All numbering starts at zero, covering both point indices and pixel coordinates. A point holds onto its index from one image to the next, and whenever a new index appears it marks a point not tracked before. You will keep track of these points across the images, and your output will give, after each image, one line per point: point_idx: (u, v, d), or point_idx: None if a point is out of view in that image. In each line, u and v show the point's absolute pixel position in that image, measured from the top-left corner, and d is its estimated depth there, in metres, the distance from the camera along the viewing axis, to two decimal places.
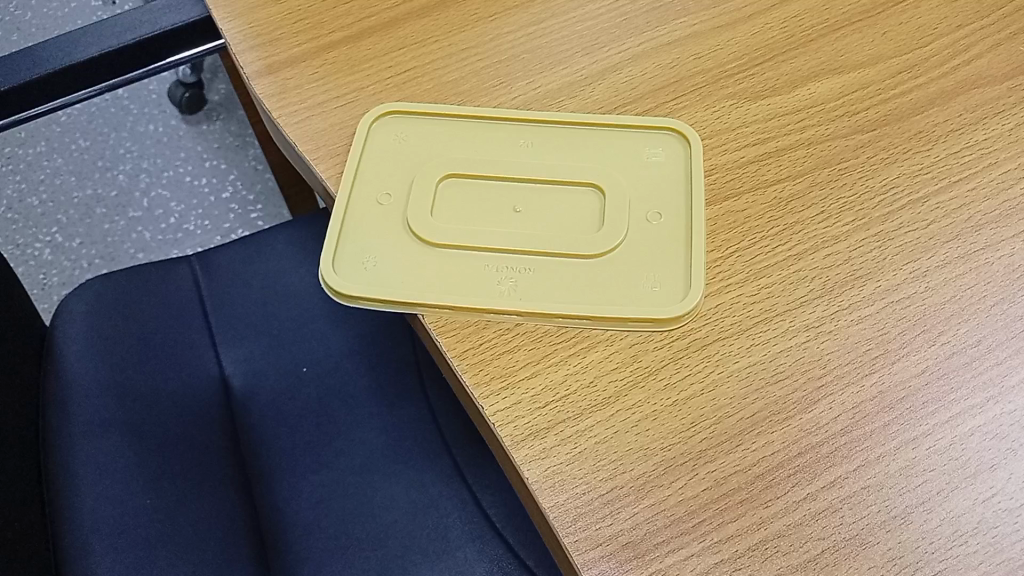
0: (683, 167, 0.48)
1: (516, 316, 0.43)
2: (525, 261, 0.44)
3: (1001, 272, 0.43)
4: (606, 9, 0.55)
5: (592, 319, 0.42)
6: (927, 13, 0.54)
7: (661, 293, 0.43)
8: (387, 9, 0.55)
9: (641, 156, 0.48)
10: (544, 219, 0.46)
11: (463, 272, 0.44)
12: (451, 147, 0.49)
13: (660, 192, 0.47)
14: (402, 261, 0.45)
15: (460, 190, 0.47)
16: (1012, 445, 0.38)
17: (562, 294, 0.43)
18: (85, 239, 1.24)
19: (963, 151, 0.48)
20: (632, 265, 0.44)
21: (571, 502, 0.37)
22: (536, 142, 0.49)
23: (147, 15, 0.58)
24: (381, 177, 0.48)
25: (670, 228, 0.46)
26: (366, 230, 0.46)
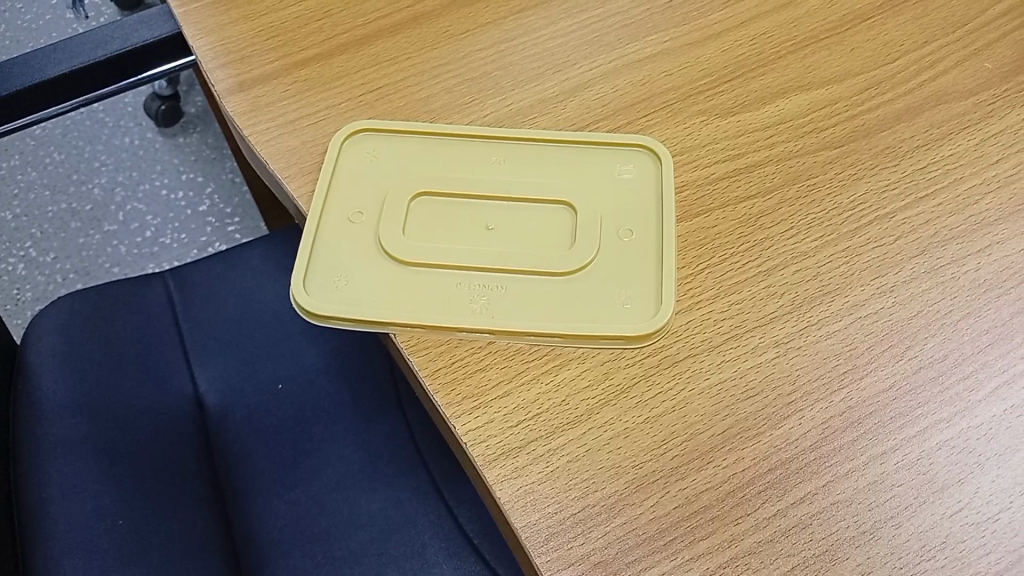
0: (654, 184, 0.48)
1: (489, 335, 0.43)
2: (497, 279, 0.44)
3: (967, 287, 0.44)
4: (577, 26, 0.55)
5: (565, 337, 0.42)
6: (894, 29, 0.55)
7: (633, 308, 0.43)
8: (360, 26, 0.55)
9: (612, 173, 0.49)
10: (516, 236, 0.46)
11: (436, 290, 0.44)
12: (424, 165, 0.49)
13: (632, 209, 0.47)
14: (374, 281, 0.45)
15: (432, 207, 0.47)
16: (979, 459, 0.39)
17: (535, 312, 0.43)
18: (59, 253, 1.23)
19: (930, 166, 0.48)
20: (604, 283, 0.44)
21: (543, 521, 0.37)
22: (508, 159, 0.49)
23: (118, 32, 0.57)
24: (354, 195, 0.48)
25: (642, 245, 0.46)
26: (338, 249, 0.46)
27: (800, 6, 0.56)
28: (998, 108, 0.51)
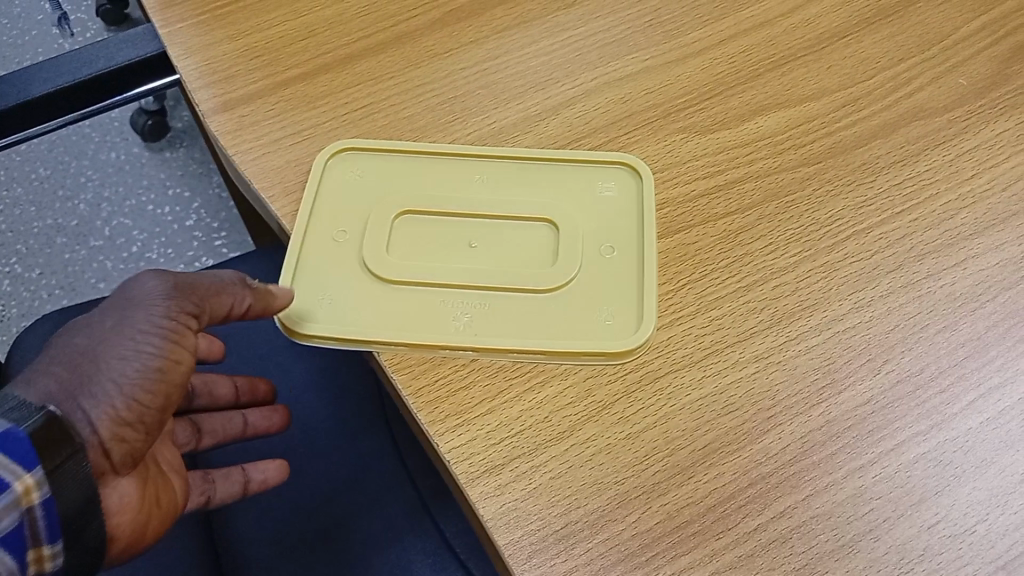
0: (635, 201, 0.49)
1: (472, 352, 0.43)
2: (480, 295, 0.45)
3: (942, 301, 0.44)
4: (559, 44, 0.56)
5: (547, 354, 0.43)
6: (870, 47, 0.56)
7: (615, 325, 0.44)
8: (343, 45, 0.55)
9: (593, 190, 0.49)
10: (498, 252, 0.46)
11: (419, 307, 0.44)
12: (407, 183, 0.49)
13: (614, 225, 0.48)
14: (357, 299, 0.45)
15: (416, 225, 0.48)
16: (956, 472, 0.39)
17: (518, 329, 0.44)
18: (46, 269, 1.22)
19: (906, 183, 0.49)
20: (586, 299, 0.45)
21: (526, 538, 0.38)
22: (491, 177, 0.50)
23: (103, 51, 0.55)
24: (337, 214, 0.48)
25: (624, 262, 0.46)
26: (321, 267, 0.46)
27: (777, 24, 0.57)
28: (973, 123, 0.51)
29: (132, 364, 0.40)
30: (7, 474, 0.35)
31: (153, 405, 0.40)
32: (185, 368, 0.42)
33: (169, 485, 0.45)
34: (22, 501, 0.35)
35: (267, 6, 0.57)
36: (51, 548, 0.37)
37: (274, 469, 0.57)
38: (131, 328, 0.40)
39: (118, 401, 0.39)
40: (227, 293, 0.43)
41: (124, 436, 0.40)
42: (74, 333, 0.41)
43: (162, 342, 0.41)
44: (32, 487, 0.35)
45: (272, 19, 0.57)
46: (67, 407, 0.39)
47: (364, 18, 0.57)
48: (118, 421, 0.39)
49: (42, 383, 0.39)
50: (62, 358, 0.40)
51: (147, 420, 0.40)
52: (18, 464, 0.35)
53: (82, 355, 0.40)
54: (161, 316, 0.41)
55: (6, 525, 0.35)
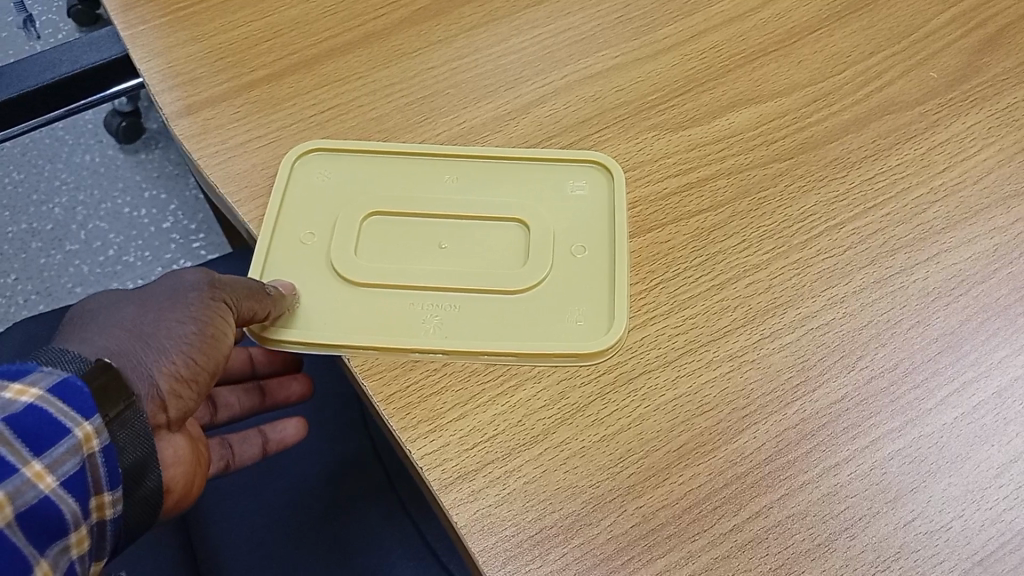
0: (607, 199, 0.48)
1: (443, 355, 0.42)
2: (451, 297, 0.44)
3: (916, 296, 0.44)
4: (528, 42, 0.55)
5: (519, 356, 0.42)
6: (841, 41, 0.55)
7: (589, 324, 0.43)
8: (310, 46, 0.55)
9: (565, 189, 0.49)
10: (469, 253, 0.46)
11: (388, 310, 0.44)
12: (375, 184, 0.49)
13: (585, 224, 0.47)
14: (326, 302, 0.44)
15: (385, 226, 0.47)
16: (930, 468, 0.39)
17: (489, 331, 0.43)
18: (20, 274, 1.14)
19: (878, 177, 0.49)
20: (558, 299, 0.44)
21: (500, 544, 0.37)
22: (462, 177, 0.49)
23: (66, 55, 0.53)
24: (304, 217, 0.47)
25: (596, 261, 0.46)
26: (288, 270, 0.45)
27: (748, 19, 0.56)
28: (944, 116, 0.51)
29: (188, 329, 0.40)
30: (68, 419, 0.33)
31: (206, 368, 0.41)
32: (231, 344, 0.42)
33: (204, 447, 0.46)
34: (83, 445, 0.33)
35: (232, 6, 0.56)
36: (111, 496, 0.35)
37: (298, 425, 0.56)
38: (182, 303, 0.41)
39: (177, 359, 0.39)
40: (261, 302, 0.41)
41: (180, 394, 0.40)
42: (121, 304, 0.41)
43: (214, 314, 0.41)
44: (92, 434, 0.34)
45: (237, 20, 0.56)
46: (127, 361, 0.38)
47: (330, 18, 0.56)
48: (177, 377, 0.39)
49: (97, 341, 0.38)
50: (114, 321, 0.39)
51: (200, 380, 0.41)
52: (78, 410, 0.34)
53: (134, 320, 0.40)
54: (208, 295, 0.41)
55: (69, 468, 0.33)
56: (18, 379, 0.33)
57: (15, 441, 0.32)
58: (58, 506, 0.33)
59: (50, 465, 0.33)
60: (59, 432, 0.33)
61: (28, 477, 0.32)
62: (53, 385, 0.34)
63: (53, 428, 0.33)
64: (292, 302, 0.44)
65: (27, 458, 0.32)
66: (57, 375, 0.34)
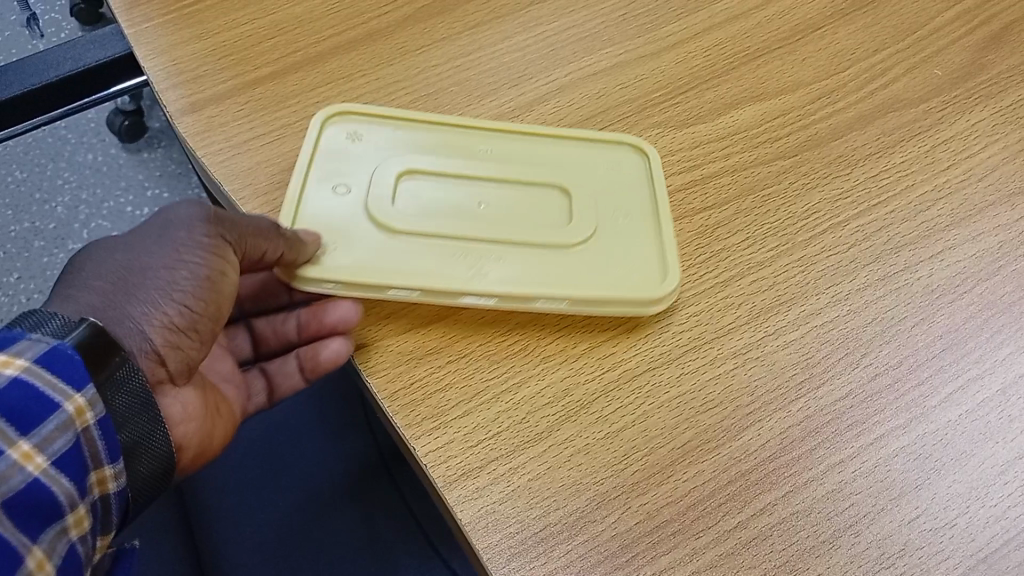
0: (643, 172, 0.48)
1: (495, 301, 0.42)
2: (498, 249, 0.43)
3: (920, 293, 0.44)
4: (532, 39, 0.55)
5: (572, 303, 0.42)
6: (846, 38, 0.55)
7: (638, 276, 0.43)
8: (313, 43, 0.55)
9: (605, 160, 0.48)
10: (514, 210, 0.45)
11: (437, 257, 0.43)
12: (412, 141, 0.47)
13: (627, 190, 0.47)
14: (367, 250, 0.43)
15: (424, 177, 0.46)
16: (935, 466, 0.39)
17: (540, 279, 0.43)
18: (23, 274, 1.05)
19: (882, 174, 0.49)
20: (605, 256, 0.44)
21: (504, 541, 0.37)
22: (501, 139, 0.48)
23: (70, 52, 0.53)
24: (339, 171, 0.46)
25: (636, 219, 0.46)
26: (326, 222, 0.44)
27: (752, 17, 0.56)
28: (949, 114, 0.51)
29: (178, 274, 0.39)
30: (57, 393, 0.33)
31: (202, 315, 0.40)
32: (231, 286, 0.41)
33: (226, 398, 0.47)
34: (75, 419, 0.33)
35: (234, 4, 0.56)
36: (112, 468, 0.35)
37: (335, 347, 0.42)
38: (170, 244, 0.39)
39: (170, 309, 0.38)
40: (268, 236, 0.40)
41: (178, 344, 0.39)
42: (108, 250, 0.39)
43: (209, 256, 0.40)
44: (85, 407, 0.34)
45: (240, 18, 0.56)
46: (114, 316, 0.37)
47: (333, 16, 0.56)
48: (170, 328, 0.38)
49: (82, 297, 0.37)
50: (99, 271, 0.38)
51: (198, 329, 0.40)
52: (68, 382, 0.34)
53: (122, 269, 0.38)
54: (199, 235, 0.40)
55: (60, 446, 0.33)
56: (4, 351, 0.33)
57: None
58: (52, 488, 0.33)
59: (39, 446, 0.33)
60: (47, 407, 0.33)
61: (15, 459, 0.32)
62: (40, 354, 0.33)
63: (41, 404, 0.33)
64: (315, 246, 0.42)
65: (13, 440, 0.32)
66: (46, 342, 0.34)
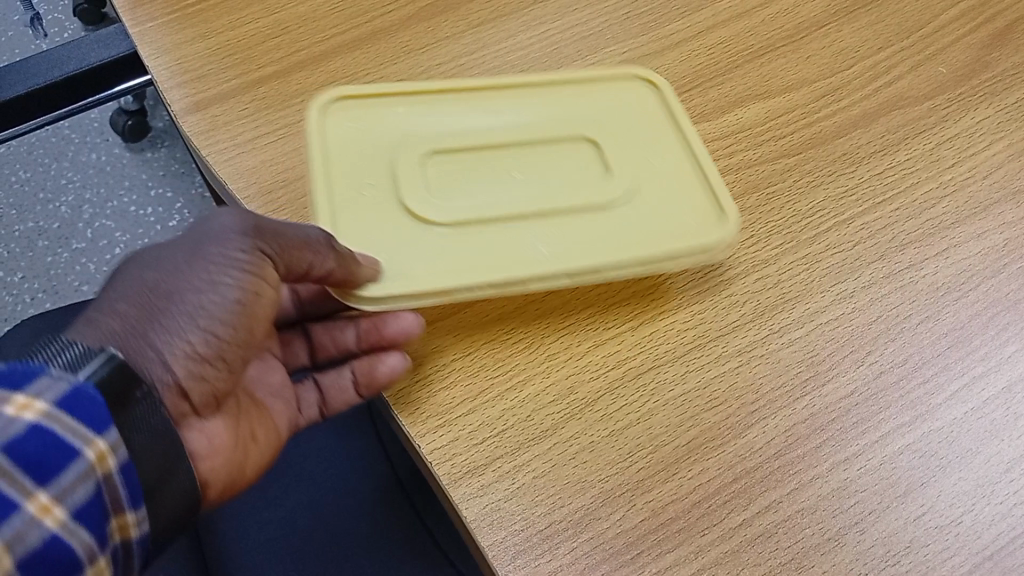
0: (659, 113, 0.48)
1: (567, 280, 0.42)
2: (551, 222, 0.43)
3: (925, 291, 0.44)
4: (536, 38, 0.55)
5: (643, 265, 0.42)
6: (850, 36, 0.55)
7: (693, 229, 0.44)
8: (317, 42, 0.55)
9: (611, 104, 0.48)
10: (550, 174, 0.45)
11: (495, 244, 0.42)
12: (421, 121, 0.46)
13: (650, 139, 0.47)
14: (417, 244, 0.42)
15: (448, 159, 0.45)
16: (941, 463, 0.39)
17: (604, 249, 0.42)
18: (27, 272, 1.06)
19: (886, 172, 0.49)
20: (652, 208, 0.45)
21: (510, 538, 0.37)
22: (509, 106, 0.47)
23: (75, 52, 0.53)
24: (357, 166, 0.44)
25: (676, 176, 0.46)
26: (367, 226, 0.42)
27: (755, 15, 0.56)
28: (953, 111, 0.51)
29: (208, 298, 0.35)
30: (78, 438, 0.30)
31: (233, 343, 0.36)
32: (267, 308, 0.37)
33: (267, 422, 0.44)
34: (97, 466, 0.30)
35: (239, 4, 0.56)
36: (134, 517, 0.32)
37: (392, 361, 0.40)
38: (200, 261, 0.35)
39: (195, 337, 0.35)
40: (314, 254, 0.37)
41: (205, 376, 0.35)
42: (135, 268, 0.36)
43: (243, 277, 0.36)
44: (107, 452, 0.31)
45: (244, 17, 0.56)
46: (134, 345, 0.34)
47: (337, 15, 0.56)
48: (195, 359, 0.35)
49: (103, 321, 0.34)
50: (123, 293, 0.35)
51: (228, 359, 0.36)
52: (90, 425, 0.31)
53: (149, 288, 0.35)
54: (235, 252, 0.36)
55: (81, 496, 0.30)
56: (21, 390, 0.30)
57: (16, 470, 0.29)
58: (72, 541, 0.29)
59: (58, 496, 0.29)
60: (68, 454, 0.30)
61: (33, 512, 0.28)
62: (60, 394, 0.30)
63: (61, 451, 0.30)
64: (372, 270, 0.40)
65: (30, 490, 0.29)
66: (67, 380, 0.31)
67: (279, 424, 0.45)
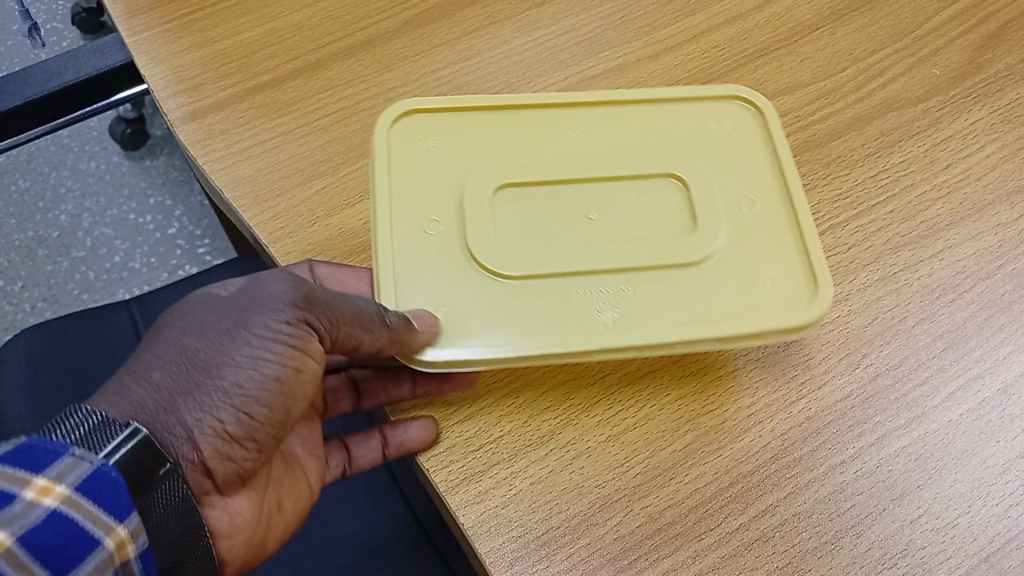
0: (758, 139, 0.46)
1: (634, 352, 0.40)
2: (622, 279, 0.41)
3: (920, 293, 0.44)
4: (530, 43, 0.55)
5: (719, 341, 0.40)
6: (843, 38, 0.55)
7: (780, 294, 0.41)
8: (312, 50, 0.55)
9: (708, 132, 0.47)
10: (625, 222, 0.43)
11: (558, 304, 0.40)
12: (494, 152, 0.45)
13: (743, 178, 0.45)
14: (475, 299, 0.41)
15: (520, 200, 0.43)
16: (937, 465, 0.39)
17: (676, 315, 0.40)
18: (27, 281, 1.06)
19: (881, 174, 0.49)
20: (733, 269, 0.42)
21: (507, 545, 0.37)
22: (592, 135, 0.46)
23: (71, 62, 0.52)
24: (423, 201, 0.43)
25: (769, 227, 0.43)
26: (425, 271, 0.41)
27: (749, 18, 0.56)
28: (947, 113, 0.51)
29: (245, 374, 0.34)
30: (98, 527, 0.29)
31: (265, 423, 0.35)
32: (305, 386, 0.37)
33: (299, 483, 0.43)
34: (115, 555, 0.30)
35: (235, 12, 0.56)
36: None
37: (417, 431, 0.39)
38: (243, 333, 0.35)
39: (227, 416, 0.34)
40: (366, 331, 0.37)
41: (231, 454, 0.35)
42: (177, 332, 0.35)
43: (284, 353, 0.35)
44: (127, 540, 0.30)
45: (239, 25, 0.56)
46: (163, 419, 0.33)
47: (332, 22, 0.56)
48: (224, 437, 0.34)
49: (136, 390, 0.33)
50: (160, 359, 0.34)
51: (257, 439, 0.35)
52: (111, 513, 0.30)
53: (188, 356, 0.34)
54: (279, 325, 0.35)
55: None
56: (43, 473, 0.29)
57: (32, 563, 0.28)
58: None
59: None
60: (86, 544, 0.29)
61: None
62: (82, 479, 0.30)
63: (81, 541, 0.29)
64: (431, 335, 0.39)
65: None
66: (89, 463, 0.30)
67: (312, 479, 0.44)
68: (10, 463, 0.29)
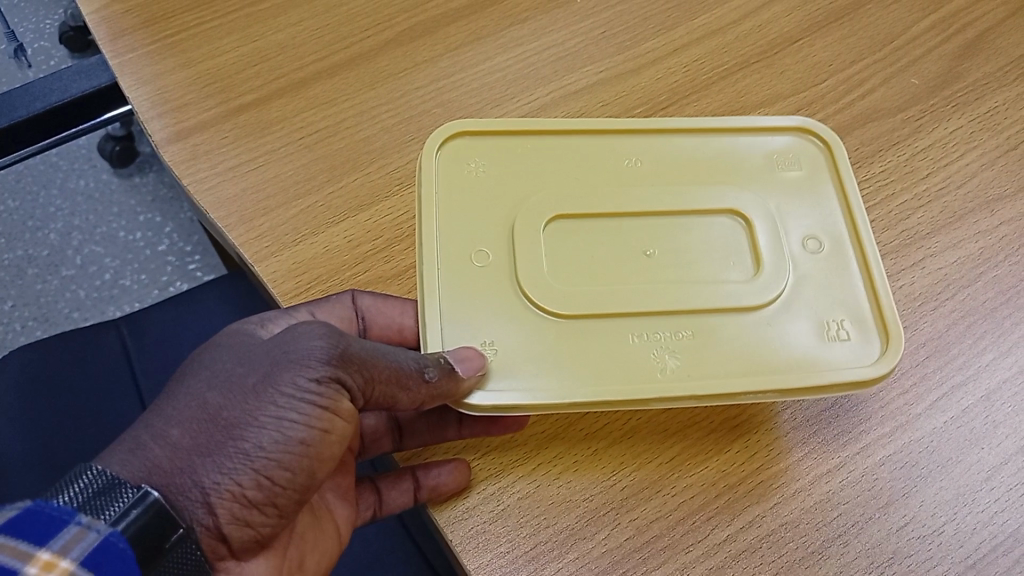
0: (828, 170, 0.45)
1: (692, 401, 0.39)
2: (679, 322, 0.40)
3: (902, 301, 0.45)
4: (513, 59, 0.56)
5: (778, 393, 0.39)
6: (822, 49, 0.56)
7: (845, 345, 0.41)
8: (297, 69, 0.55)
9: (772, 162, 0.45)
10: (683, 262, 0.42)
11: (609, 347, 0.40)
12: (547, 180, 0.44)
13: (807, 214, 0.44)
14: (523, 338, 0.40)
15: (572, 234, 0.43)
16: (922, 473, 0.39)
17: (733, 365, 0.40)
18: (16, 301, 1.05)
19: (861, 185, 0.49)
20: (796, 318, 0.41)
21: (495, 561, 0.37)
22: (649, 162, 0.45)
23: (55, 83, 0.52)
24: (472, 229, 0.42)
25: (832, 264, 0.42)
26: (473, 306, 0.40)
27: (730, 31, 0.57)
28: (926, 122, 0.52)
29: (268, 435, 0.32)
30: None
31: (287, 488, 0.33)
32: (333, 447, 0.34)
33: (324, 537, 0.42)
34: None
35: (219, 31, 0.57)
36: None
37: (449, 474, 0.38)
38: (268, 391, 0.32)
39: (247, 481, 0.32)
40: (403, 389, 0.36)
41: (249, 519, 0.33)
42: (203, 385, 0.33)
43: (311, 414, 0.33)
44: None
45: (223, 45, 0.56)
46: (180, 482, 0.31)
47: (316, 41, 0.56)
48: (242, 503, 0.32)
49: (153, 449, 0.31)
50: (180, 416, 0.32)
51: (277, 504, 0.33)
52: None
53: (210, 413, 0.32)
54: (307, 384, 0.33)
55: None
56: (47, 547, 0.28)
57: None
58: None
59: None
60: None
61: None
62: (89, 552, 0.28)
63: None
64: (478, 380, 0.38)
65: None
66: (97, 532, 0.28)
67: (341, 526, 0.43)
68: (14, 535, 0.28)
